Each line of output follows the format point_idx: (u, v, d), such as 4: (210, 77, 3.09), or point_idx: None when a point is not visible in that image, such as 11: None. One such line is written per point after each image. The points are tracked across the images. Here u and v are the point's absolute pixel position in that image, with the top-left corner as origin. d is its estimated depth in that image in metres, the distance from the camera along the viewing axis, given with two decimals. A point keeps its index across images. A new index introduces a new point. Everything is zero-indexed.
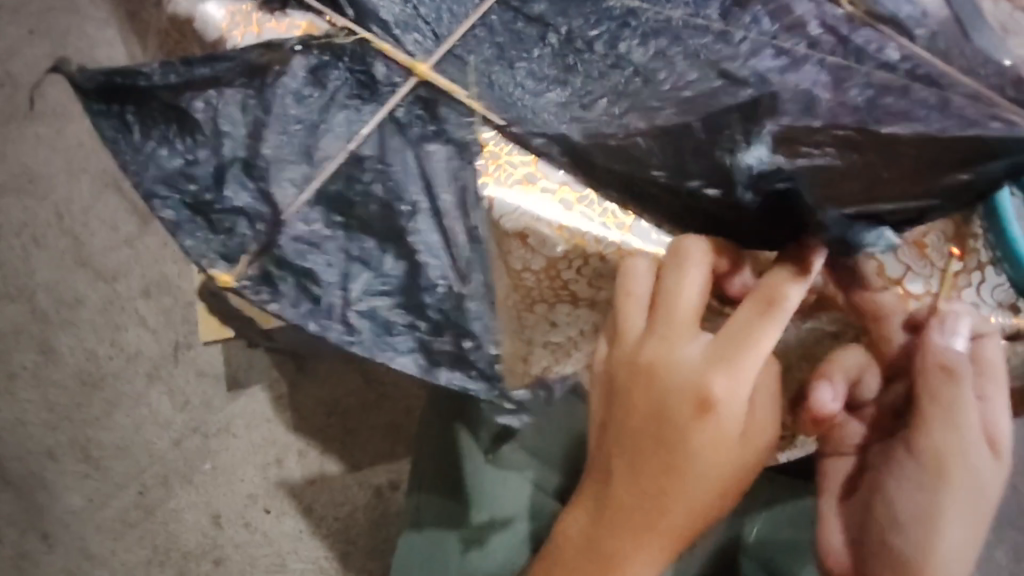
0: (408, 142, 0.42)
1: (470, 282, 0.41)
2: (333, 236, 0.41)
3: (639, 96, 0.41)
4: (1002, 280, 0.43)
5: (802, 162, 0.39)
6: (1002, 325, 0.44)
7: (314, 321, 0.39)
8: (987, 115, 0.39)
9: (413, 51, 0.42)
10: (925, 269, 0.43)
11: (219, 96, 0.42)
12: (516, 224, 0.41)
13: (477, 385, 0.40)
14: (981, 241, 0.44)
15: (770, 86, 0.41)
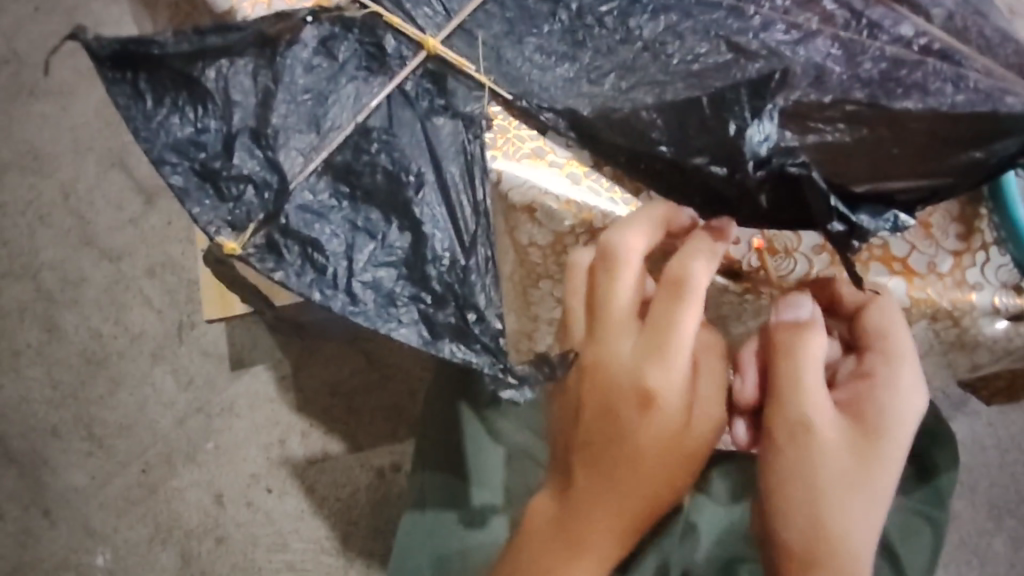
0: (416, 116, 0.42)
1: (476, 255, 0.41)
2: (339, 207, 0.41)
3: (648, 72, 0.41)
4: (1007, 261, 0.45)
5: (812, 140, 0.40)
6: (1005, 304, 0.45)
7: (318, 290, 0.39)
8: (1000, 89, 0.39)
9: (426, 30, 0.42)
10: (931, 248, 0.45)
11: (231, 66, 0.42)
12: (524, 197, 0.42)
13: (480, 356, 0.39)
14: (987, 223, 0.45)
15: (783, 58, 0.41)
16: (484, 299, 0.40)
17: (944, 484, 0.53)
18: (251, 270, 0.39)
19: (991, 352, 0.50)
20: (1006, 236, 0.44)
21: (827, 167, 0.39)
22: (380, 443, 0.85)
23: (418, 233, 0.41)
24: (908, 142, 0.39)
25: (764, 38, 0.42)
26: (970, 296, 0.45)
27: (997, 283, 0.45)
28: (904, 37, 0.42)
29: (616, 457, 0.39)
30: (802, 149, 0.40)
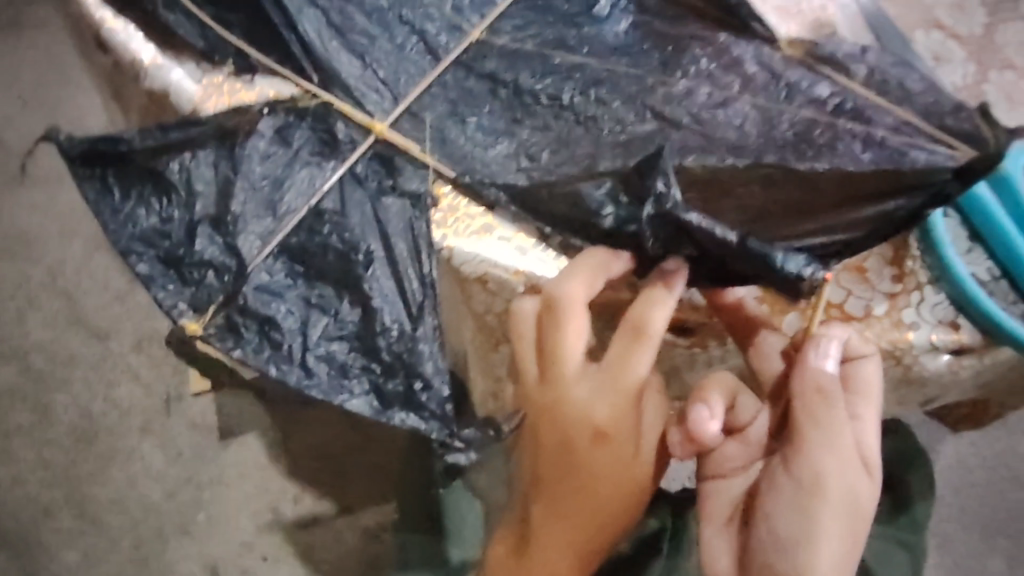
0: (368, 196, 0.44)
1: (423, 323, 0.42)
2: (294, 285, 0.43)
3: (581, 145, 0.44)
4: (940, 298, 0.48)
5: (731, 206, 0.42)
6: (942, 340, 0.48)
7: (275, 365, 0.42)
8: (908, 146, 0.41)
9: (372, 113, 0.45)
10: (865, 293, 0.49)
11: (194, 159, 0.45)
12: (475, 270, 0.45)
13: (427, 422, 0.40)
14: (918, 263, 0.49)
15: (701, 125, 0.44)
16: (433, 367, 0.41)
17: (920, 511, 0.54)
18: (211, 351, 0.42)
19: (935, 384, 0.53)
20: (939, 275, 0.48)
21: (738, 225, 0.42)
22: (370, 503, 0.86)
23: (368, 304, 0.43)
24: (820, 198, 0.42)
25: (687, 106, 0.45)
26: (908, 335, 0.48)
27: (933, 321, 0.48)
28: (817, 99, 0.44)
29: (576, 488, 0.41)
30: (719, 208, 0.42)
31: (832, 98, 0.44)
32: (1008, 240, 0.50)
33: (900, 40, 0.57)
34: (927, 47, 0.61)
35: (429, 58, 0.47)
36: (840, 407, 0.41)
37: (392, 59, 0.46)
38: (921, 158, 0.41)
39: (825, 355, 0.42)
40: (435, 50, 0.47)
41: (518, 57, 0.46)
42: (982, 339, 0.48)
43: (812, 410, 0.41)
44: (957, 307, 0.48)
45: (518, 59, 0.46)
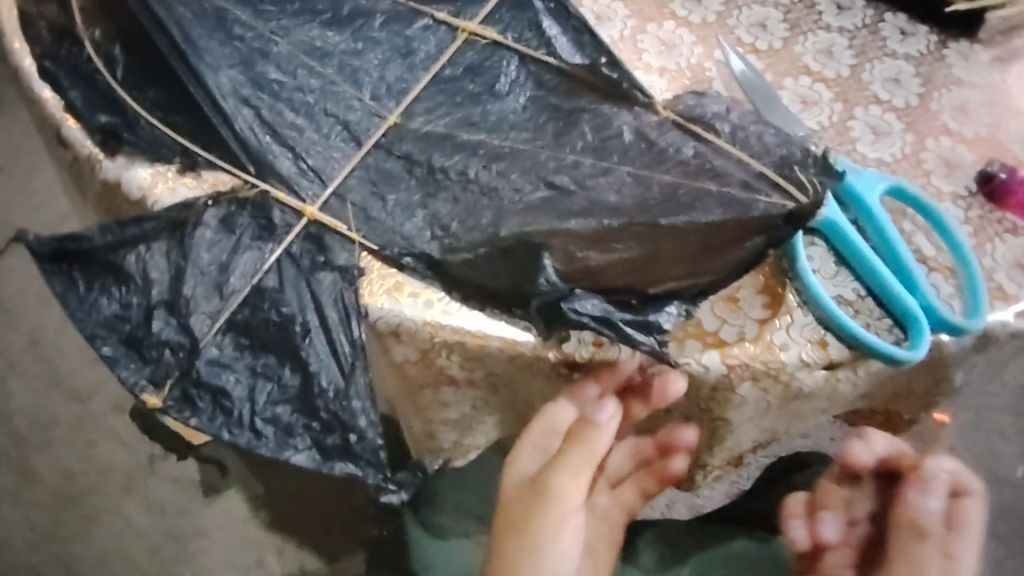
0: (301, 273, 0.51)
1: (355, 384, 0.50)
2: (241, 356, 0.50)
3: (484, 214, 0.52)
4: (808, 320, 0.56)
5: (610, 257, 0.49)
6: (813, 356, 0.56)
7: (227, 430, 0.48)
8: (752, 198, 0.49)
9: (304, 197, 0.52)
10: (740, 320, 0.56)
11: (148, 250, 0.51)
12: (390, 322, 0.52)
13: (366, 470, 0.49)
14: (791, 293, 0.57)
15: (588, 189, 0.51)
16: (365, 422, 0.49)
17: None
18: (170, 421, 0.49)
19: (822, 396, 0.60)
20: (807, 299, 0.56)
21: (621, 279, 0.49)
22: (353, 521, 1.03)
23: (305, 368, 0.50)
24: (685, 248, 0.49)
25: (573, 174, 0.52)
26: (782, 355, 0.56)
27: (803, 341, 0.56)
28: (685, 160, 0.52)
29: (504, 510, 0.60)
30: (604, 265, 0.49)
31: (697, 158, 0.51)
32: (867, 260, 0.58)
33: (766, 100, 0.65)
34: (795, 93, 0.69)
35: (353, 143, 0.54)
36: (932, 544, 0.54)
37: (319, 147, 0.54)
38: (763, 206, 0.48)
39: (931, 493, 0.56)
40: (357, 136, 0.55)
41: (431, 142, 0.54)
42: (848, 352, 0.56)
43: (908, 541, 0.55)
44: (824, 326, 0.56)
45: (431, 144, 0.54)
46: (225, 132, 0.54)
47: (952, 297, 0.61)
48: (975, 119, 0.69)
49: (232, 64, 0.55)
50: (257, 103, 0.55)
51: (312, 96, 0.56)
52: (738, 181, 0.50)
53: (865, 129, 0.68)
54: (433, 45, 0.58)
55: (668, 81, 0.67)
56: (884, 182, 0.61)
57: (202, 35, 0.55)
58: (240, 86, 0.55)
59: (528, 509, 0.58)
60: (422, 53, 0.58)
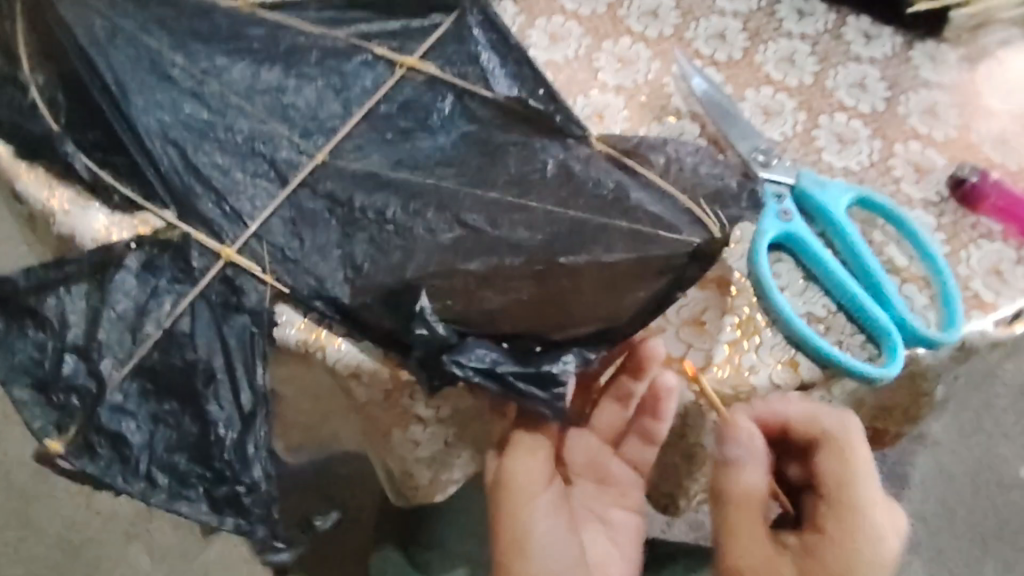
0: (215, 318, 0.51)
1: (253, 431, 0.51)
2: (143, 403, 0.50)
3: (397, 249, 0.52)
4: (776, 339, 0.56)
5: (507, 299, 0.49)
6: (781, 378, 0.55)
7: (123, 478, 0.50)
8: (655, 227, 0.49)
9: (223, 239, 0.53)
10: (705, 344, 0.55)
11: (67, 292, 0.51)
12: (347, 364, 0.52)
13: (255, 524, 0.50)
14: (758, 311, 0.57)
15: (499, 230, 0.51)
16: (256, 475, 0.50)
17: None
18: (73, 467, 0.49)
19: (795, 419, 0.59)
20: (775, 317, 0.56)
21: (521, 325, 0.49)
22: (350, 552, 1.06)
23: (204, 418, 0.51)
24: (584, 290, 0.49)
25: (488, 213, 0.52)
26: (750, 379, 0.55)
27: (772, 362, 0.55)
28: (602, 193, 0.52)
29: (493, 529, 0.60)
30: (504, 307, 0.49)
31: (614, 193, 0.52)
32: (834, 275, 0.58)
33: (726, 117, 0.63)
34: (757, 104, 0.67)
35: (278, 184, 0.55)
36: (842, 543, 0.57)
37: (244, 189, 0.54)
38: (665, 243, 0.48)
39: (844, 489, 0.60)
40: (284, 175, 0.55)
41: (356, 186, 0.54)
42: (820, 370, 0.56)
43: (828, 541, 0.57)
44: (794, 346, 0.56)
45: (356, 188, 0.54)
46: (148, 171, 0.54)
47: (926, 306, 0.60)
48: (944, 119, 0.68)
49: (162, 106, 0.56)
50: (183, 141, 0.55)
51: (242, 137, 0.56)
52: (645, 217, 0.50)
53: (831, 139, 0.67)
54: (370, 80, 0.58)
55: (624, 99, 0.66)
56: (851, 193, 0.61)
57: (135, 76, 0.56)
58: (167, 121, 0.55)
59: (510, 524, 0.58)
60: (358, 87, 0.58)
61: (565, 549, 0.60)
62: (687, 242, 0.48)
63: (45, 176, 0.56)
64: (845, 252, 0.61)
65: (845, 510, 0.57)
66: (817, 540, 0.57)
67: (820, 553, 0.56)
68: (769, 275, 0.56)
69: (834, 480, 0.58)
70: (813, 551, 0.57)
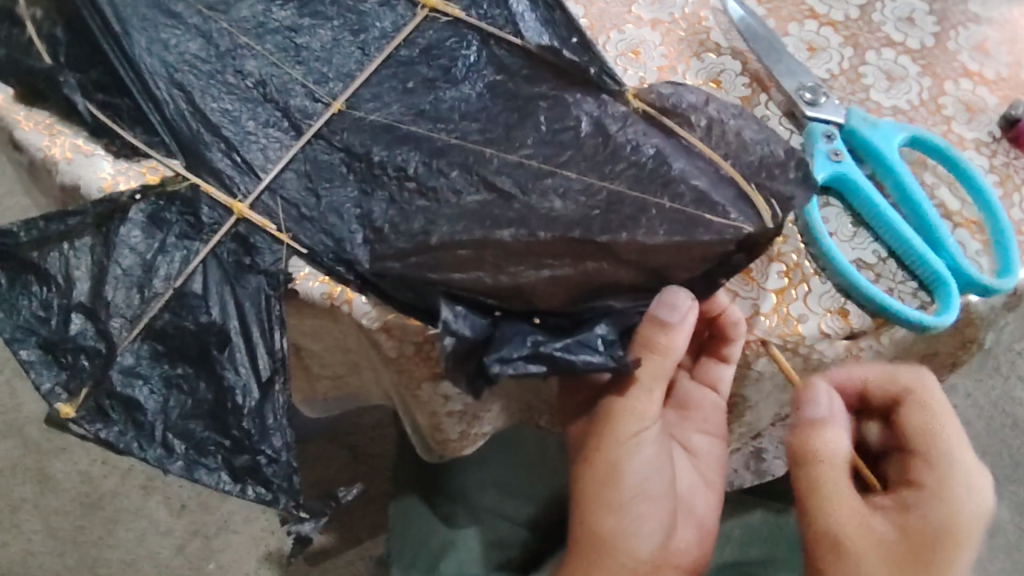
0: (227, 277, 0.49)
1: (271, 399, 0.49)
2: (155, 367, 0.48)
3: (419, 207, 0.50)
4: (827, 287, 0.54)
5: (544, 273, 0.47)
6: (833, 327, 0.54)
7: (137, 444, 0.47)
8: (701, 210, 0.47)
9: (235, 193, 0.50)
10: (751, 293, 0.54)
11: (72, 248, 0.49)
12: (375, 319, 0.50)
13: (276, 494, 0.47)
14: (807, 259, 0.55)
15: (529, 191, 0.49)
16: (274, 442, 0.48)
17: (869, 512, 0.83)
18: (81, 433, 0.47)
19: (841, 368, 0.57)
20: (824, 264, 0.55)
21: (558, 301, 0.47)
22: (376, 503, 1.06)
23: (218, 380, 0.48)
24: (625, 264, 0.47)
25: (516, 176, 0.49)
26: (798, 328, 0.53)
27: (822, 311, 0.54)
28: (641, 159, 0.49)
29: (583, 469, 0.58)
30: (535, 284, 0.47)
31: (655, 158, 0.49)
32: (886, 219, 0.55)
33: (771, 51, 0.60)
34: (800, 39, 0.64)
35: (292, 133, 0.52)
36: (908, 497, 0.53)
37: (254, 137, 0.52)
38: (711, 229, 0.46)
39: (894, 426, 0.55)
40: (298, 125, 0.52)
41: (375, 137, 0.52)
42: (871, 320, 0.54)
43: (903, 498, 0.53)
44: (844, 293, 0.54)
45: (375, 139, 0.51)
46: (153, 114, 0.51)
47: (980, 253, 0.57)
48: (995, 57, 0.64)
49: (168, 46, 0.53)
50: (191, 85, 0.52)
51: (252, 81, 0.53)
52: (690, 194, 0.47)
53: (878, 75, 0.63)
54: (389, 21, 0.55)
55: (660, 34, 0.62)
56: (904, 133, 0.57)
57: (137, 14, 0.53)
58: (174, 63, 0.52)
59: (603, 459, 0.56)
60: (376, 30, 0.55)
61: (659, 479, 0.58)
62: (737, 229, 0.46)
63: (45, 125, 0.52)
64: (895, 194, 0.58)
65: (938, 460, 0.53)
66: (916, 494, 0.52)
67: (922, 505, 0.52)
68: (820, 221, 0.55)
69: (921, 433, 0.54)
70: (915, 506, 0.52)
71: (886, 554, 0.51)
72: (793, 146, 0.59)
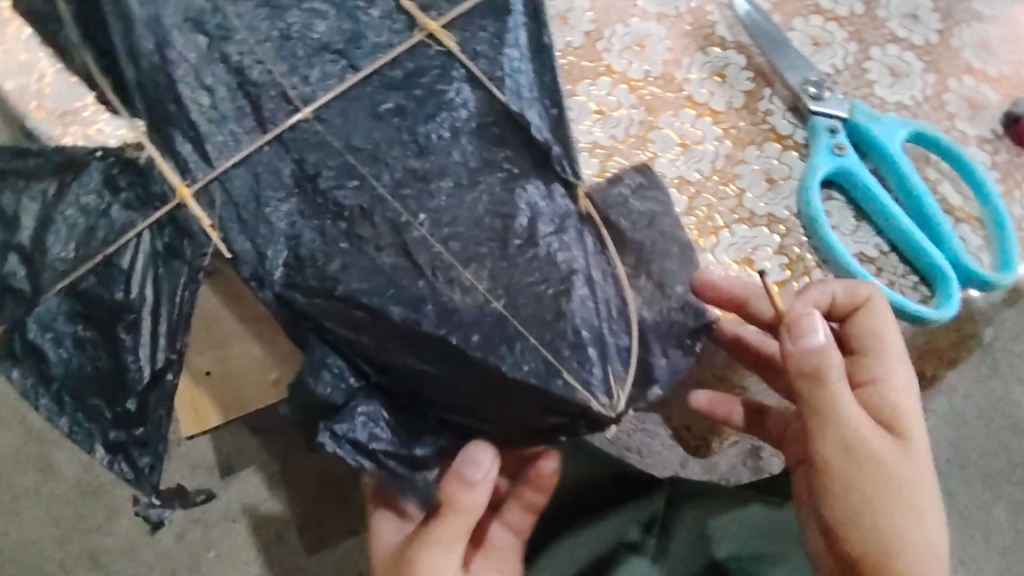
0: (155, 258, 0.51)
1: (160, 385, 0.51)
2: (72, 326, 0.51)
3: (341, 243, 0.49)
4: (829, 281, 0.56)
5: (416, 365, 0.47)
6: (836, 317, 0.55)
7: (34, 391, 0.51)
8: (557, 358, 0.46)
9: (186, 177, 0.51)
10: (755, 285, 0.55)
11: (24, 187, 0.51)
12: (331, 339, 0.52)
13: (137, 477, 0.51)
14: (810, 253, 0.56)
15: (477, 219, 0.49)
16: (145, 430, 0.51)
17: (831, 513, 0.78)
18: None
19: None
20: (827, 258, 0.56)
21: (423, 394, 0.48)
22: None
23: (119, 356, 0.51)
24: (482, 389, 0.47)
25: (455, 210, 0.49)
26: None
27: None
28: (551, 270, 0.48)
29: None
30: (409, 371, 0.48)
31: (559, 251, 0.48)
32: (886, 208, 0.56)
33: (775, 45, 0.60)
34: (805, 34, 0.64)
35: (258, 129, 0.51)
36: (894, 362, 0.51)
37: (220, 124, 0.51)
38: (563, 389, 0.45)
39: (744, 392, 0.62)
40: (265, 123, 0.51)
41: (331, 154, 0.51)
42: None
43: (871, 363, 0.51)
44: None
45: (330, 158, 0.51)
46: (131, 74, 0.52)
47: (980, 249, 0.58)
48: (997, 55, 0.64)
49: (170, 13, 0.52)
50: (172, 56, 0.51)
51: (232, 70, 0.52)
52: (571, 337, 0.46)
53: (883, 71, 0.63)
54: (383, 38, 0.53)
55: (666, 28, 0.62)
56: (907, 128, 0.58)
57: None
58: (163, 30, 0.51)
59: None
60: (367, 42, 0.53)
61: None
62: (586, 399, 0.45)
63: (56, 114, 0.53)
64: (898, 189, 0.58)
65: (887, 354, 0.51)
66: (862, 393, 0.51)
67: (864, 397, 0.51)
68: (826, 225, 0.55)
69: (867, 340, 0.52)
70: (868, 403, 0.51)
71: (846, 442, 0.49)
72: (797, 140, 0.60)
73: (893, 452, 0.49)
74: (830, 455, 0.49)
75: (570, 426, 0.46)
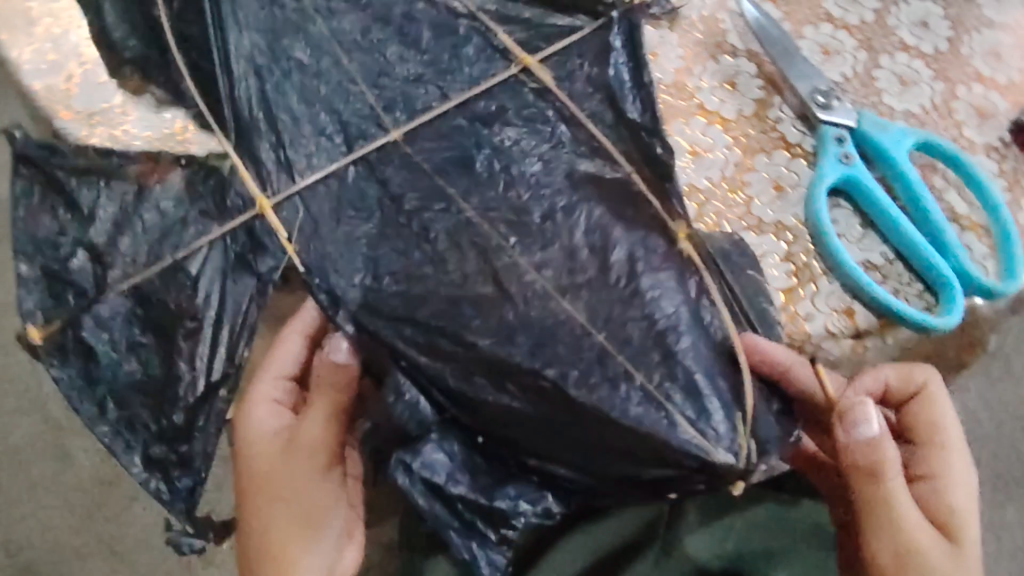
0: (224, 270, 0.52)
1: (209, 405, 0.52)
2: (139, 333, 0.52)
3: (415, 257, 0.49)
4: (834, 288, 0.57)
5: (514, 399, 0.46)
6: (839, 326, 0.56)
7: (78, 398, 0.52)
8: (664, 399, 0.44)
9: (266, 188, 0.51)
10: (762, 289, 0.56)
11: (107, 188, 0.55)
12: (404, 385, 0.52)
13: (171, 497, 0.52)
14: (818, 261, 0.57)
15: (553, 236, 0.50)
16: (188, 448, 0.52)
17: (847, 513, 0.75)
18: (45, 360, 0.52)
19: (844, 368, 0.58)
20: (832, 267, 0.57)
21: (509, 430, 0.47)
22: None
23: (172, 365, 0.52)
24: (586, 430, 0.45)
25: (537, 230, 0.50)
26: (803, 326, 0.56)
27: (829, 310, 0.56)
28: (655, 312, 0.47)
29: None
30: (495, 405, 0.46)
31: (662, 270, 0.48)
32: (895, 220, 0.57)
33: (784, 54, 0.62)
34: (815, 43, 0.65)
35: (343, 149, 0.52)
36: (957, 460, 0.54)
37: (306, 144, 0.52)
38: (671, 429, 0.43)
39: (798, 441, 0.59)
40: (351, 143, 0.52)
41: (414, 177, 0.51)
42: (877, 319, 0.56)
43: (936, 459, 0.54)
44: (852, 293, 0.57)
45: (412, 180, 0.51)
46: (223, 86, 0.54)
47: (986, 256, 0.59)
48: (1007, 62, 0.65)
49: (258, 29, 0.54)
50: (267, 76, 0.54)
51: (326, 90, 0.54)
52: (682, 377, 0.45)
53: (892, 79, 0.64)
54: (479, 69, 0.55)
55: (680, 36, 0.64)
56: (915, 137, 0.59)
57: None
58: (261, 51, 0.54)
59: None
60: (463, 74, 0.55)
61: None
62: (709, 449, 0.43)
63: (85, 114, 0.60)
64: (904, 197, 0.59)
65: (951, 448, 0.54)
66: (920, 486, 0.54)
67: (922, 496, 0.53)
68: (833, 235, 0.56)
69: (929, 427, 0.55)
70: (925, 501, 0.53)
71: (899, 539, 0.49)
72: (805, 148, 0.61)
73: (945, 556, 0.49)
74: (877, 551, 0.50)
75: (678, 476, 0.44)
